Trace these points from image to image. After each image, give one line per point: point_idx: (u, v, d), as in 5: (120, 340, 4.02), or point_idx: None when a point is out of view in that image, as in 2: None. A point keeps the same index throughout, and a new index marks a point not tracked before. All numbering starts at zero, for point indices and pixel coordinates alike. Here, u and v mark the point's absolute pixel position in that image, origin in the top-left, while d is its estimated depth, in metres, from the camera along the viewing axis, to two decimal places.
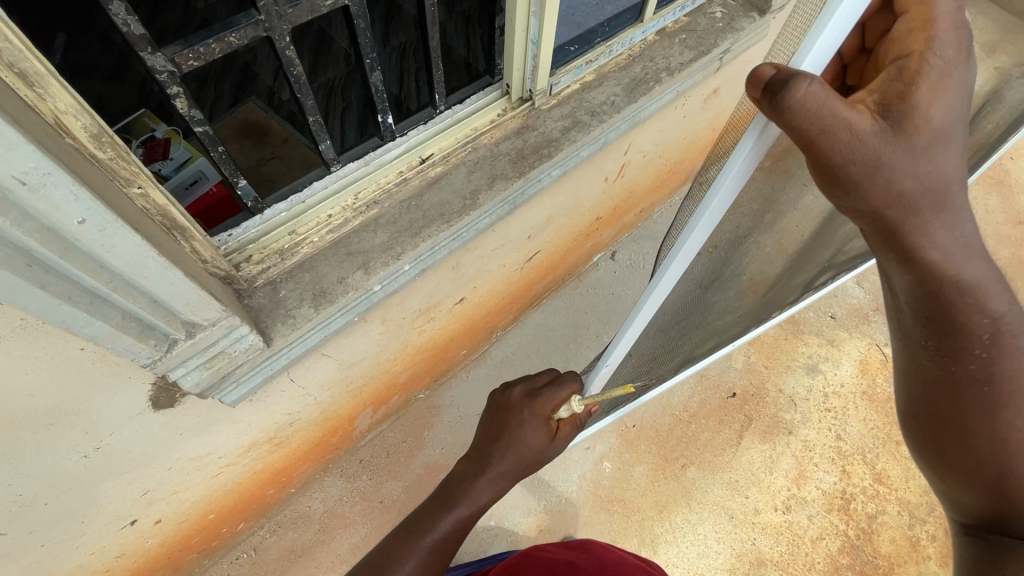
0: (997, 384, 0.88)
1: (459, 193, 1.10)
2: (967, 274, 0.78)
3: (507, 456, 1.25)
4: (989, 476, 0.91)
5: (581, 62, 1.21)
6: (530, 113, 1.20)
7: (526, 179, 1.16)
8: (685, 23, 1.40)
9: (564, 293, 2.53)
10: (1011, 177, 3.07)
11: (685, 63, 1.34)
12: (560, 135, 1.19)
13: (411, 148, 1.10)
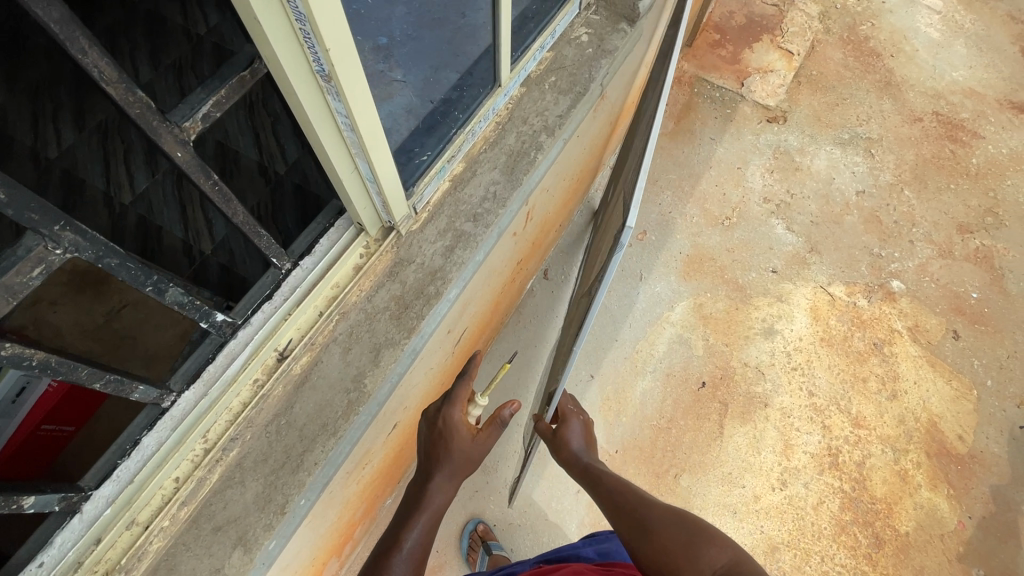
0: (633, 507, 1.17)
1: (338, 387, 0.90)
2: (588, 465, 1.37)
3: (453, 455, 1.19)
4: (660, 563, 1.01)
5: (443, 163, 0.99)
6: (400, 241, 0.97)
7: (417, 335, 0.95)
8: (550, 60, 1.18)
9: (508, 331, 2.34)
10: (896, 76, 3.09)
11: (565, 114, 1.13)
12: (443, 260, 0.97)
13: (260, 349, 0.85)
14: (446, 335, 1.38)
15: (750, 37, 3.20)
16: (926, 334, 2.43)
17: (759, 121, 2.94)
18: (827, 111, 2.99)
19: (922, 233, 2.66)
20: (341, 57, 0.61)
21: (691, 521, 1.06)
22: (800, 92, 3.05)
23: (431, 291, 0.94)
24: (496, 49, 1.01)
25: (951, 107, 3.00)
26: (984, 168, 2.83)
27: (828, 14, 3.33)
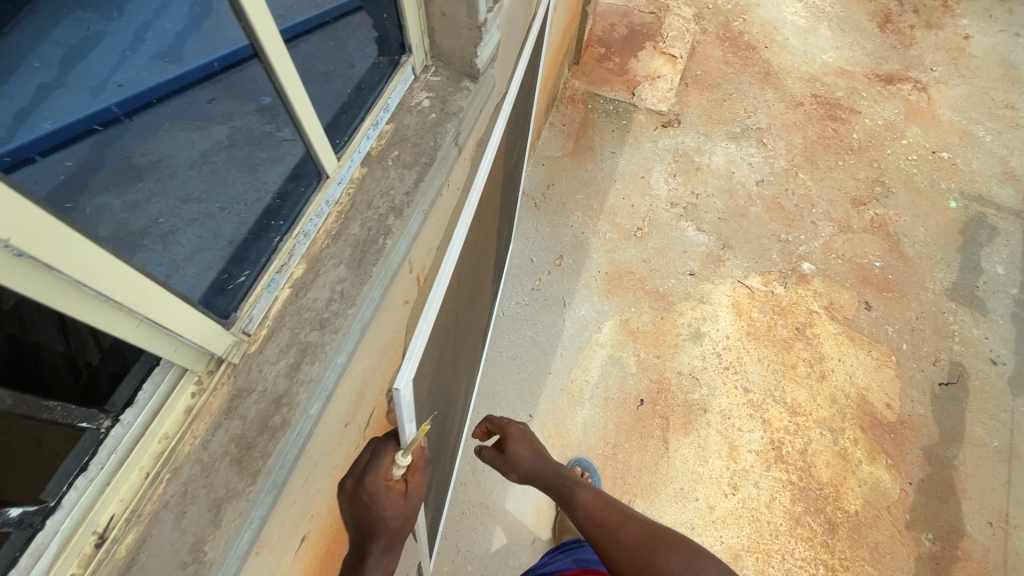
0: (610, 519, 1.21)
1: (174, 564, 0.74)
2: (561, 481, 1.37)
3: (388, 527, 1.03)
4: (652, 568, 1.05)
5: (273, 273, 0.89)
6: (238, 369, 0.87)
7: (269, 476, 0.82)
8: (392, 133, 1.11)
9: None
10: (773, 66, 3.23)
11: (414, 190, 1.06)
12: (289, 381, 0.87)
13: (69, 539, 0.67)
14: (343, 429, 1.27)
15: (633, 46, 3.27)
16: (841, 310, 2.51)
17: (654, 128, 2.99)
18: (716, 108, 3.07)
19: (821, 212, 2.76)
20: (77, 255, 0.58)
21: (682, 540, 1.09)
22: (689, 93, 3.13)
23: (276, 422, 0.83)
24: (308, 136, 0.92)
25: (827, 88, 3.15)
26: (865, 141, 2.98)
27: (702, 15, 3.44)
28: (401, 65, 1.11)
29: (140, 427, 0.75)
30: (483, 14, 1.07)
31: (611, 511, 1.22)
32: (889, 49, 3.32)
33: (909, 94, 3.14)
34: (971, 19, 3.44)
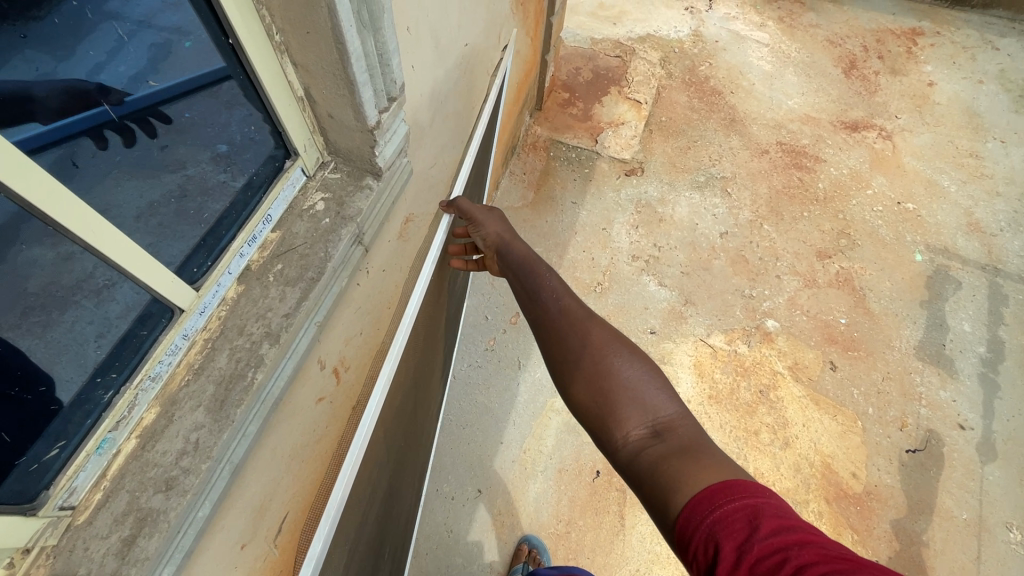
0: (576, 330, 1.21)
1: None
2: (537, 279, 1.34)
3: None
4: (605, 387, 1.08)
5: (104, 433, 0.76)
6: (55, 549, 0.73)
7: None
8: (278, 243, 1.01)
9: None
10: (739, 112, 3.19)
11: (296, 310, 0.96)
12: (116, 563, 0.73)
13: None
14: (236, 557, 1.14)
15: (598, 91, 3.20)
16: (806, 371, 2.43)
17: (617, 177, 2.92)
18: (680, 156, 3.01)
19: (786, 265, 2.69)
20: None
21: (650, 369, 1.11)
22: (653, 140, 3.06)
23: None
24: (123, 266, 0.75)
25: (792, 135, 3.12)
26: (831, 190, 2.94)
27: (668, 59, 3.40)
28: (287, 168, 1.00)
29: None
30: (369, 120, 0.96)
31: (583, 312, 1.25)
32: (855, 95, 3.31)
33: (875, 142, 3.12)
34: (934, 65, 3.44)
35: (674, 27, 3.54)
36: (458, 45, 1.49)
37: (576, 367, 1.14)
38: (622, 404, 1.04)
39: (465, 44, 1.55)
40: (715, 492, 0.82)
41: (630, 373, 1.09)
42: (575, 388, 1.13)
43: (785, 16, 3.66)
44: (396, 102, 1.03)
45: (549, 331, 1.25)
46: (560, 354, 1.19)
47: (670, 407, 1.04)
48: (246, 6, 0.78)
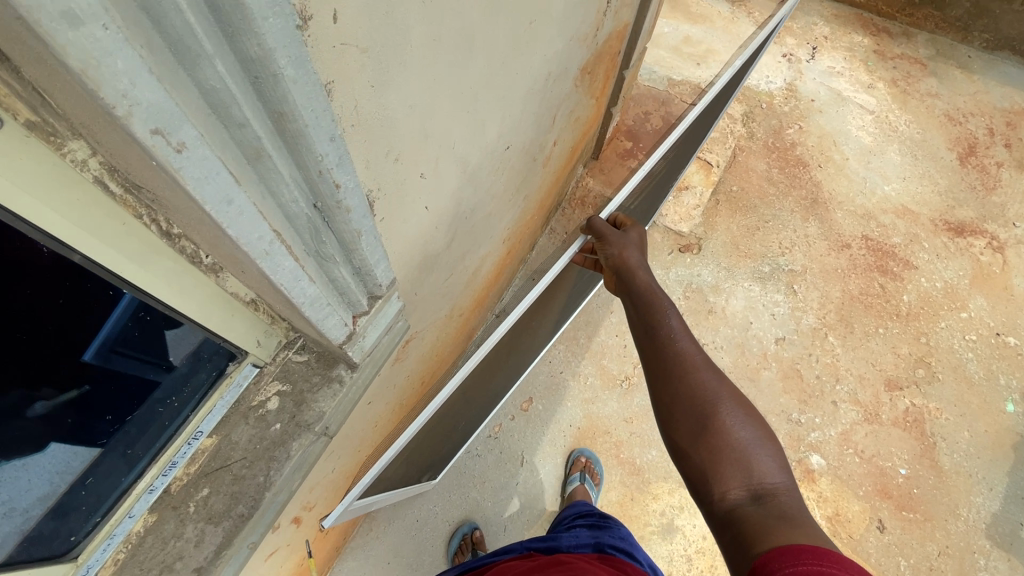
0: (683, 366, 1.05)
1: None
2: (652, 300, 1.18)
3: None
4: (709, 436, 0.96)
5: None
6: None
7: None
8: (210, 455, 0.80)
9: (355, 547, 1.95)
10: (824, 191, 2.77)
11: (213, 559, 0.75)
12: None
13: None
14: None
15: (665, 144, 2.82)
16: (847, 526, 2.10)
17: (669, 252, 2.59)
18: (746, 236, 2.64)
19: (846, 390, 2.34)
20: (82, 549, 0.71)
21: (763, 435, 0.96)
22: (717, 213, 2.69)
23: None
24: None
25: (882, 230, 2.68)
26: (917, 306, 2.52)
27: (752, 115, 2.96)
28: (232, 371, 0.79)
29: None
30: (338, 338, 0.73)
31: (701, 356, 1.07)
32: (967, 190, 2.82)
33: (981, 253, 2.65)
34: None
35: (766, 76, 3.08)
36: (496, 153, 1.22)
37: (681, 405, 1.01)
38: (727, 461, 0.92)
39: (507, 148, 1.27)
40: (790, 556, 0.74)
41: (744, 439, 0.95)
42: (672, 427, 1.02)
43: (900, 79, 3.14)
44: (384, 296, 0.78)
45: (654, 358, 1.11)
46: (661, 386, 1.06)
47: (777, 479, 0.90)
48: (145, 254, 0.61)
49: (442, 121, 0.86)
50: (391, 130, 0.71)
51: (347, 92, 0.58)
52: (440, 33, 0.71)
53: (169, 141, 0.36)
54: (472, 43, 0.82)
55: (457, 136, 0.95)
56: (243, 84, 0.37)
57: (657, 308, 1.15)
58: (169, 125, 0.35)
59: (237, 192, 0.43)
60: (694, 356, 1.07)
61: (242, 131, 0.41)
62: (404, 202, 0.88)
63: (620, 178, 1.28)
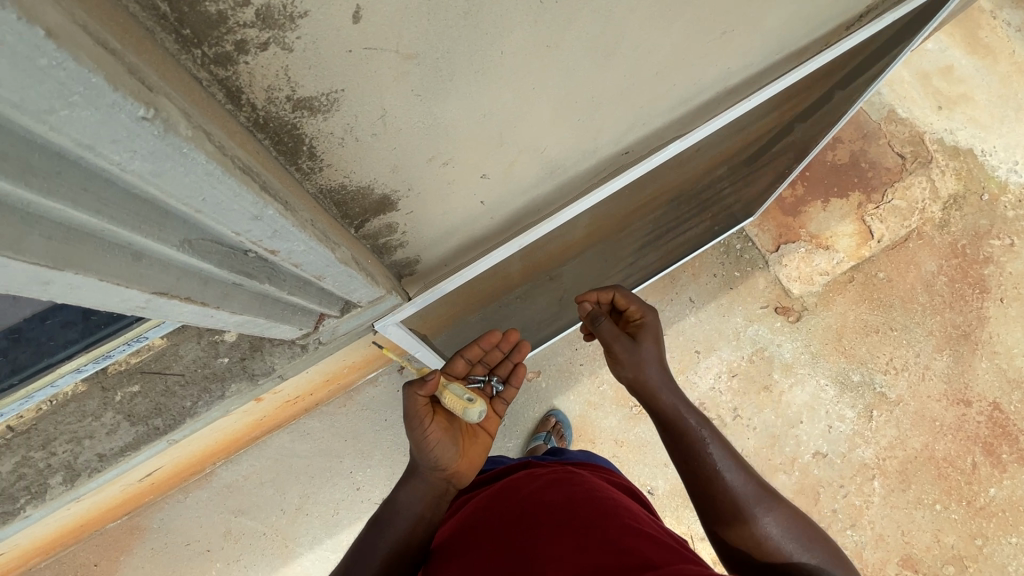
0: (715, 479, 1.01)
1: None
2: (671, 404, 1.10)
3: None
4: (756, 547, 0.96)
5: None
6: None
7: None
8: (153, 355, 0.83)
9: (324, 412, 2.09)
10: (985, 331, 2.23)
11: (117, 453, 0.82)
12: None
13: None
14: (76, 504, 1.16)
15: (832, 187, 2.34)
16: None
17: (762, 304, 2.27)
18: (857, 333, 2.25)
19: (855, 539, 2.08)
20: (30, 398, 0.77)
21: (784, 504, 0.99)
22: (842, 292, 2.28)
23: None
24: None
25: (1020, 408, 2.18)
26: (999, 505, 2.10)
27: (963, 200, 2.33)
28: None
29: None
30: (294, 334, 0.76)
31: (728, 460, 1.03)
32: None
33: None
34: None
35: (1014, 162, 2.37)
36: (610, 155, 0.98)
37: (725, 528, 0.99)
38: (768, 553, 0.95)
39: (625, 151, 1.01)
40: None
41: (772, 530, 0.96)
42: (714, 526, 1.02)
43: None
44: (365, 303, 0.75)
45: (686, 468, 1.05)
46: (701, 494, 1.03)
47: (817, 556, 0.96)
48: None
49: (535, 126, 0.65)
50: (445, 138, 0.54)
51: (367, 103, 0.45)
52: (560, 36, 0.49)
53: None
54: (614, 54, 0.59)
55: (553, 141, 0.74)
56: (31, 183, 0.35)
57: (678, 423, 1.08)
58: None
59: None
60: (719, 460, 1.03)
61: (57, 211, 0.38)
62: (450, 197, 0.71)
63: (656, 159, 1.01)
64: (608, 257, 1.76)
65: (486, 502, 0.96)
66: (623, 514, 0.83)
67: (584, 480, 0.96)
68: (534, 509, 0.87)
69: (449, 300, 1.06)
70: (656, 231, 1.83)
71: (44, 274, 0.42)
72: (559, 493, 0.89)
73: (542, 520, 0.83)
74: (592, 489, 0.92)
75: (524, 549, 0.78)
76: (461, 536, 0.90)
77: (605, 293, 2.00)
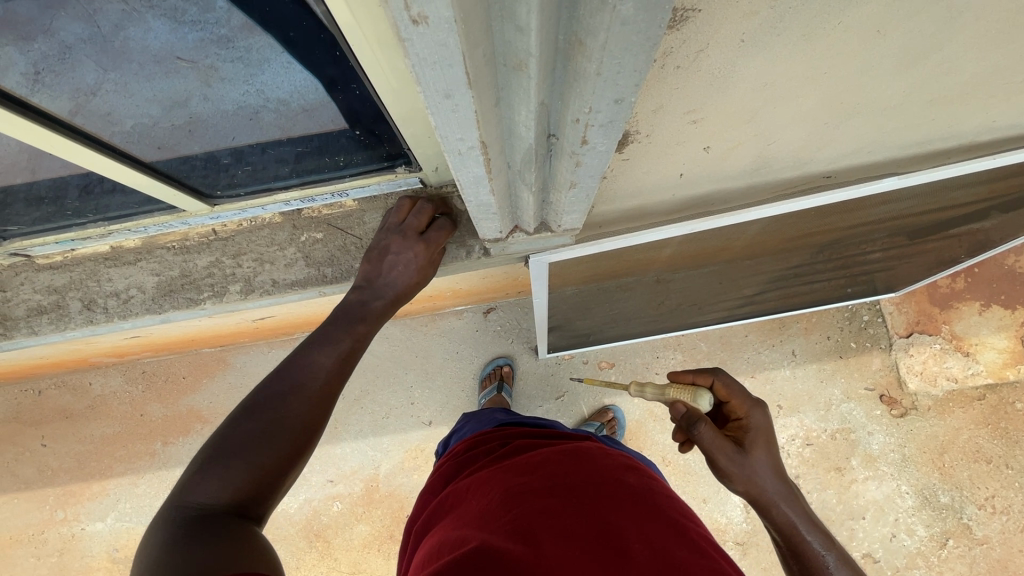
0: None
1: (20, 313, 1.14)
2: (773, 505, 0.98)
3: None
4: None
5: (136, 231, 1.07)
6: (100, 263, 1.13)
7: (68, 333, 1.16)
8: (343, 213, 1.09)
9: (407, 323, 2.20)
10: None
11: (293, 279, 1.11)
12: (118, 297, 1.13)
13: None
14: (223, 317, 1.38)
15: (1000, 293, 2.09)
16: None
17: (869, 385, 2.10)
18: (964, 454, 2.03)
19: None
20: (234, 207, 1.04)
21: None
22: (964, 406, 2.06)
23: (81, 302, 1.13)
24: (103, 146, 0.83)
25: None
26: None
27: None
28: (400, 172, 0.98)
29: (36, 247, 1.08)
30: (488, 235, 0.76)
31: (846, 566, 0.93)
32: None
33: None
34: None
35: None
36: (814, 175, 0.92)
37: None
38: None
39: (824, 176, 0.93)
40: None
41: None
42: None
43: None
44: (559, 228, 0.76)
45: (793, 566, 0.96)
46: None
47: None
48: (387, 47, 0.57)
49: (789, 114, 0.63)
50: (719, 94, 0.53)
51: (701, 32, 0.43)
52: (897, 25, 0.47)
53: (408, 8, 0.31)
54: (919, 63, 0.55)
55: (787, 137, 0.71)
56: None
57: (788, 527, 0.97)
58: None
59: (458, 92, 0.40)
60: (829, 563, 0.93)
61: (517, 35, 0.36)
62: (663, 158, 0.71)
63: (865, 189, 0.94)
64: (734, 285, 1.69)
65: (547, 452, 0.92)
66: (688, 520, 0.79)
67: (646, 472, 0.92)
68: (600, 480, 0.82)
69: (594, 264, 1.08)
70: (794, 272, 1.69)
71: (454, 85, 0.40)
72: (637, 480, 0.85)
73: (608, 496, 0.79)
74: (661, 487, 0.87)
75: (588, 515, 0.74)
76: (527, 474, 0.84)
77: (710, 313, 1.93)
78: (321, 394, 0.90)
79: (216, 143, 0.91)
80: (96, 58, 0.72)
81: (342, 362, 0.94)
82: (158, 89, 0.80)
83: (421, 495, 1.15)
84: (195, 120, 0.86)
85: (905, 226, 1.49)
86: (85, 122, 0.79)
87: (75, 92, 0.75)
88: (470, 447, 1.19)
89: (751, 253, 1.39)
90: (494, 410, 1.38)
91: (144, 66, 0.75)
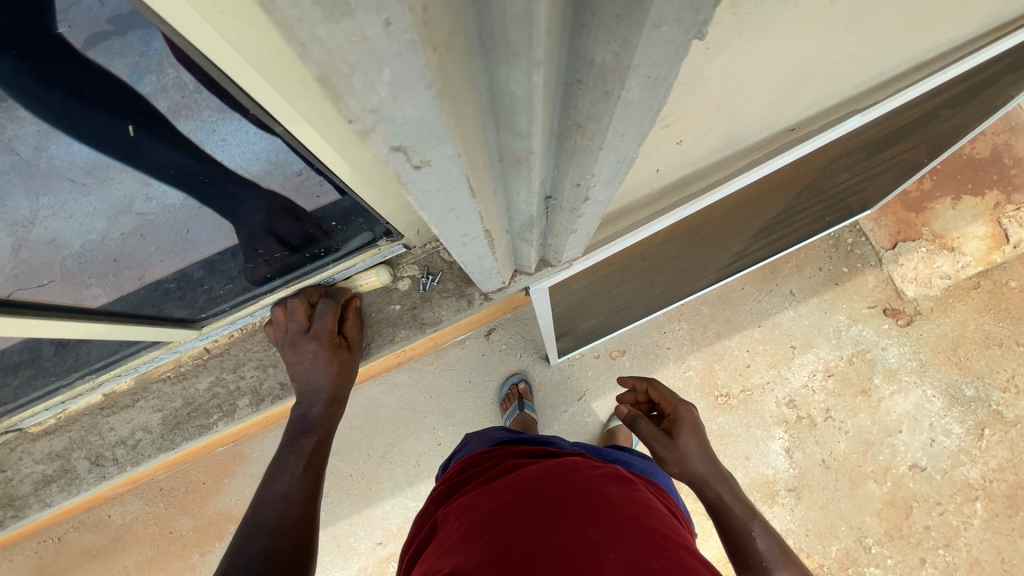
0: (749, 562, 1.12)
1: (34, 482, 1.16)
2: (709, 490, 1.20)
3: None
4: None
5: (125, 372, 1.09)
6: (98, 412, 1.16)
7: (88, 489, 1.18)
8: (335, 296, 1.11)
9: (412, 367, 2.17)
10: None
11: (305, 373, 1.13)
12: (126, 442, 1.15)
13: None
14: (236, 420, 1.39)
15: (966, 183, 2.15)
16: None
17: (871, 304, 2.13)
18: (976, 344, 2.08)
19: (946, 558, 1.98)
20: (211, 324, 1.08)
21: None
22: (963, 299, 2.10)
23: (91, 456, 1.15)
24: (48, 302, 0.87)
25: None
26: None
27: None
28: (383, 244, 0.99)
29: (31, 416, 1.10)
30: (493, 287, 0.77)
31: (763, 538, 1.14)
32: None
33: None
34: None
35: None
36: (783, 132, 0.92)
37: None
38: None
39: (790, 130, 0.93)
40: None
41: None
42: None
43: None
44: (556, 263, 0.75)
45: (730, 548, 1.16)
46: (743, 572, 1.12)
47: None
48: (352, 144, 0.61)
49: (759, 88, 0.61)
50: (692, 94, 0.52)
51: None
52: None
53: (410, 159, 0.36)
54: (869, 13, 0.54)
55: (754, 109, 0.70)
56: None
57: (718, 505, 1.19)
58: (415, 145, 0.35)
59: (459, 203, 0.44)
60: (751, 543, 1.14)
61: (516, 139, 0.39)
62: (643, 162, 0.69)
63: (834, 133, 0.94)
64: (719, 248, 1.71)
65: (533, 469, 0.88)
66: (667, 534, 0.76)
67: (633, 484, 0.89)
68: (579, 492, 0.79)
69: (593, 272, 1.07)
70: (775, 218, 1.71)
71: (457, 199, 0.43)
72: (620, 493, 0.82)
73: (584, 507, 0.76)
74: (640, 496, 0.85)
75: (566, 533, 0.71)
76: (506, 495, 0.81)
77: (704, 279, 1.95)
78: (302, 517, 0.95)
79: (165, 249, 1.00)
80: (24, 185, 0.81)
81: (301, 483, 1.00)
82: (95, 202, 0.89)
83: (410, 527, 1.12)
84: (143, 221, 0.95)
85: (870, 148, 1.51)
86: (31, 252, 0.87)
87: (13, 224, 0.84)
88: (465, 469, 1.17)
89: (733, 213, 1.40)
90: (499, 429, 1.35)
91: (75, 181, 0.85)
